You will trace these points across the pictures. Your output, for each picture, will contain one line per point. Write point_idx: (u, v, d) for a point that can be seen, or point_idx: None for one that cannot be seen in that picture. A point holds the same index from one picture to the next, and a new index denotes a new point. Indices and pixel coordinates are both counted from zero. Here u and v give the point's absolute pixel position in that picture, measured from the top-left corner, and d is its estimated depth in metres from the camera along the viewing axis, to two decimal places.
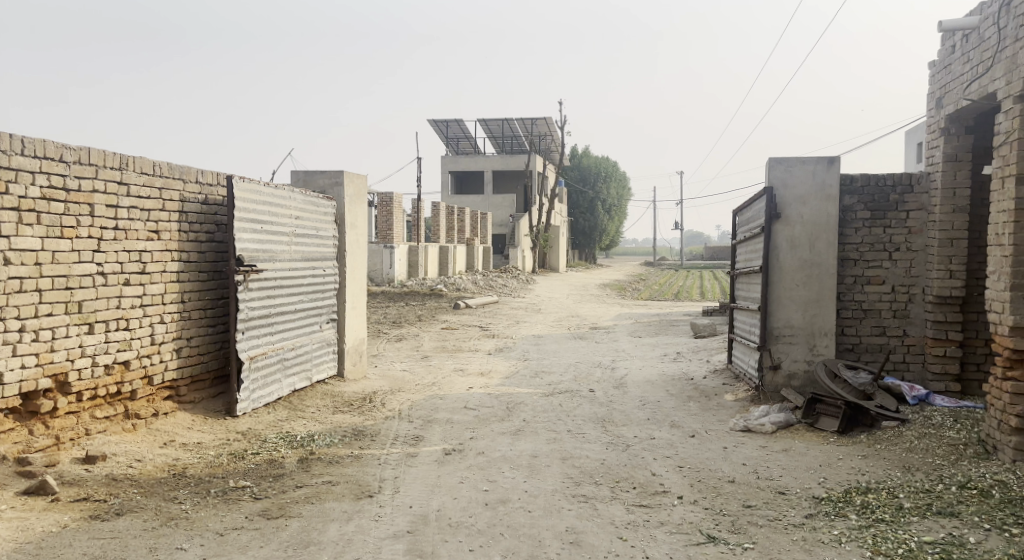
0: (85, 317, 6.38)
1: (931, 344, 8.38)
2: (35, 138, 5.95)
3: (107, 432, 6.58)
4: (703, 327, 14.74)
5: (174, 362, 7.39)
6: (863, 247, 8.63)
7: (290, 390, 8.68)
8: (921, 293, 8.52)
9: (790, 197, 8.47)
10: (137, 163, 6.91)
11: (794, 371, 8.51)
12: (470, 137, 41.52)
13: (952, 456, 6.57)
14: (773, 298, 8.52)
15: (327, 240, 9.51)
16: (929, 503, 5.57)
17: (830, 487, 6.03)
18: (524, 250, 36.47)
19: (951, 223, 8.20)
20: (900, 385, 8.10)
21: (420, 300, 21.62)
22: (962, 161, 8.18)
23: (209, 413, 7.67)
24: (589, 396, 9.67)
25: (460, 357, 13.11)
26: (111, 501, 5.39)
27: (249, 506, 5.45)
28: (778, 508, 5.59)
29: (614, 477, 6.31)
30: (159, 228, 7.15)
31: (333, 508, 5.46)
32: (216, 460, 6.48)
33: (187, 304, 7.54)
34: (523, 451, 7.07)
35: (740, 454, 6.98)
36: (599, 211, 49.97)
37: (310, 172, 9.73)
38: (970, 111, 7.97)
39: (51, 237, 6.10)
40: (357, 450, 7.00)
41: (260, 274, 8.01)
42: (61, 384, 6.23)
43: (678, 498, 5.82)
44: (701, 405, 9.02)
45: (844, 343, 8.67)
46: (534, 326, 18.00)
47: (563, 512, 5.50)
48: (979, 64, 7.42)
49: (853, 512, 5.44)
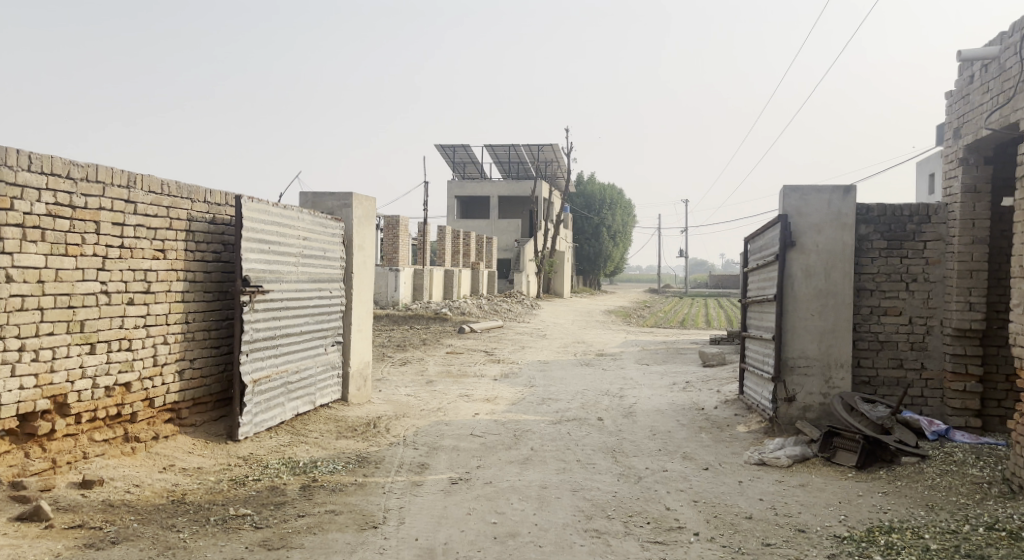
0: (86, 337, 6.22)
1: (950, 378, 8.19)
2: (42, 153, 5.84)
3: (105, 455, 6.40)
4: (711, 356, 14.50)
5: (176, 385, 7.21)
6: (879, 277, 8.45)
7: (293, 415, 8.50)
8: (939, 325, 8.34)
9: (805, 225, 8.31)
10: (146, 181, 6.80)
11: (808, 404, 8.30)
12: (477, 162, 41.60)
13: (977, 495, 6.36)
14: (787, 328, 8.32)
15: (334, 262, 9.38)
16: (957, 545, 5.35)
17: (851, 526, 5.81)
18: (529, 275, 36.33)
19: (970, 255, 8.05)
20: (919, 419, 7.90)
21: (424, 323, 21.46)
22: (981, 192, 8.05)
23: (209, 437, 7.48)
24: (598, 425, 9.44)
25: (465, 383, 12.91)
26: (107, 529, 5.20)
27: (249, 535, 5.25)
28: (799, 547, 5.39)
29: (627, 511, 6.10)
30: (166, 247, 7.02)
31: (336, 539, 5.26)
32: (216, 486, 6.29)
33: (191, 325, 7.38)
34: (531, 481, 6.87)
35: (757, 489, 6.76)
36: (604, 238, 49.92)
37: (318, 194, 9.62)
38: (990, 141, 7.85)
39: (55, 254, 5.96)
40: (361, 478, 6.79)
41: (266, 296, 7.86)
42: (60, 406, 6.06)
43: (694, 535, 5.60)
44: (713, 436, 8.80)
45: (860, 376, 8.46)
46: (539, 351, 17.80)
47: (574, 548, 5.29)
48: (1000, 94, 7.31)
49: (878, 554, 5.22)
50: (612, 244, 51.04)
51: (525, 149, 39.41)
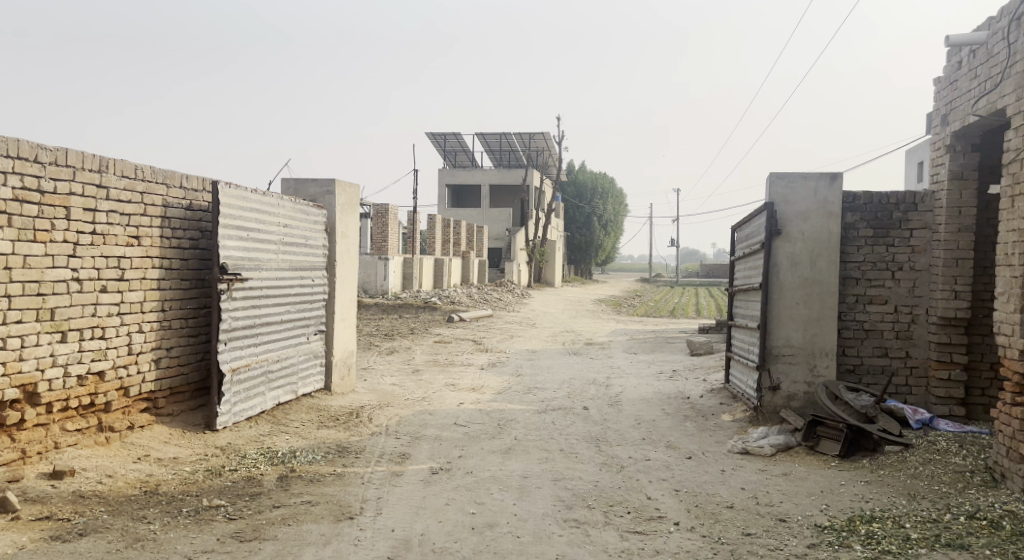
0: (57, 325, 6.10)
1: (935, 367, 8.16)
2: (8, 137, 5.69)
3: (78, 445, 6.30)
4: (699, 345, 14.43)
5: (152, 374, 7.10)
6: (865, 266, 8.39)
7: (273, 404, 8.40)
8: (924, 314, 8.29)
9: (791, 213, 8.23)
10: (119, 165, 6.66)
11: (793, 392, 8.25)
12: (468, 150, 41.41)
13: (959, 484, 6.32)
14: (772, 316, 8.26)
15: (317, 249, 9.26)
16: (937, 534, 5.30)
17: (833, 515, 5.77)
18: (520, 264, 36.20)
19: (956, 242, 7.99)
20: (903, 408, 7.87)
21: (414, 312, 21.36)
22: (968, 179, 8.00)
23: (187, 427, 7.39)
24: (583, 414, 9.38)
25: (452, 372, 12.82)
26: (75, 521, 5.10)
27: (221, 526, 5.16)
28: (779, 537, 5.34)
29: (608, 501, 6.04)
30: (140, 234, 6.89)
31: (310, 531, 5.17)
32: (191, 476, 6.20)
33: (168, 313, 7.27)
34: (513, 471, 6.80)
35: (739, 478, 6.71)
36: (595, 227, 49.81)
37: (301, 180, 9.49)
38: (977, 128, 7.79)
39: (23, 240, 5.84)
40: (340, 468, 6.71)
41: (245, 284, 7.74)
42: (30, 395, 5.94)
43: (675, 524, 5.55)
44: (698, 425, 8.76)
45: (845, 364, 8.42)
46: (529, 340, 17.72)
47: (553, 538, 5.23)
48: (987, 80, 7.24)
49: (858, 543, 5.18)
50: (604, 234, 50.93)
51: (516, 138, 39.23)
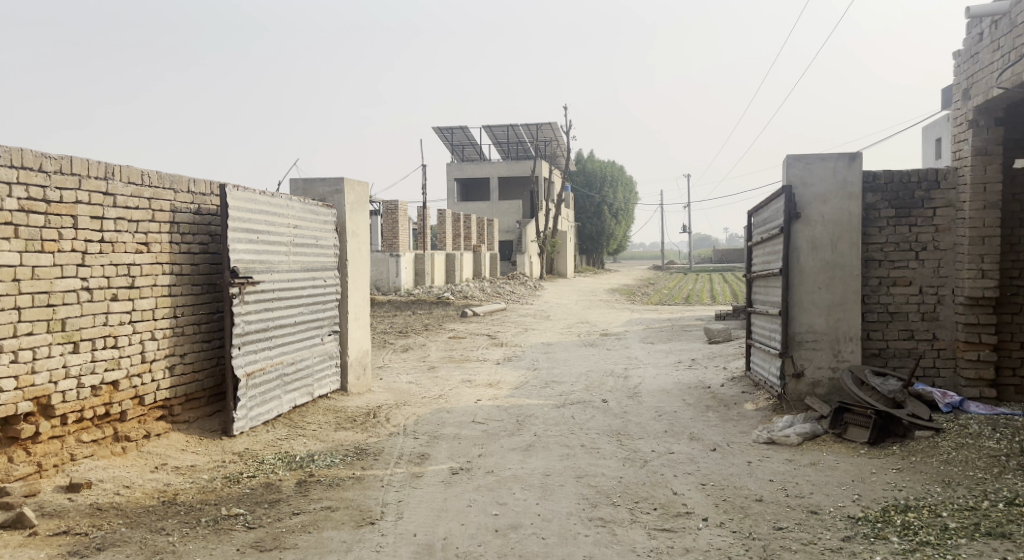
0: (69, 335, 6.01)
1: (964, 348, 7.97)
2: (11, 146, 5.60)
3: (94, 456, 6.23)
4: (717, 334, 14.29)
5: (166, 381, 7.02)
6: (888, 247, 8.17)
7: (290, 407, 8.31)
8: (950, 294, 8.08)
9: (810, 195, 8.02)
10: (124, 172, 6.56)
11: (818, 379, 8.07)
12: (476, 143, 41.17)
13: (995, 468, 6.12)
14: (794, 302, 8.07)
15: (327, 250, 9.15)
16: (976, 523, 5.13)
17: (866, 505, 5.61)
18: (532, 256, 35.98)
19: (982, 220, 7.79)
20: (931, 391, 7.68)
21: (427, 308, 21.25)
22: (992, 154, 7.81)
23: (204, 433, 7.30)
24: (603, 407, 9.23)
25: (468, 368, 12.69)
26: (93, 535, 5.02)
27: (240, 536, 5.07)
28: (812, 530, 5.19)
29: (633, 498, 5.90)
30: (149, 240, 6.80)
31: (331, 537, 5.08)
32: (209, 485, 6.10)
33: (180, 319, 7.18)
34: (534, 469, 6.68)
35: (766, 469, 6.56)
36: (606, 216, 49.51)
37: (309, 179, 9.35)
38: (1000, 102, 7.59)
39: (30, 251, 5.74)
40: (359, 471, 6.61)
41: (256, 287, 7.64)
42: (44, 408, 5.87)
43: (703, 521, 5.40)
44: (721, 415, 8.60)
45: (870, 348, 8.20)
46: (544, 332, 17.57)
47: (578, 538, 5.10)
48: (1010, 51, 7.02)
49: (894, 535, 5.02)
50: (615, 223, 50.61)
51: (524, 129, 38.99)
